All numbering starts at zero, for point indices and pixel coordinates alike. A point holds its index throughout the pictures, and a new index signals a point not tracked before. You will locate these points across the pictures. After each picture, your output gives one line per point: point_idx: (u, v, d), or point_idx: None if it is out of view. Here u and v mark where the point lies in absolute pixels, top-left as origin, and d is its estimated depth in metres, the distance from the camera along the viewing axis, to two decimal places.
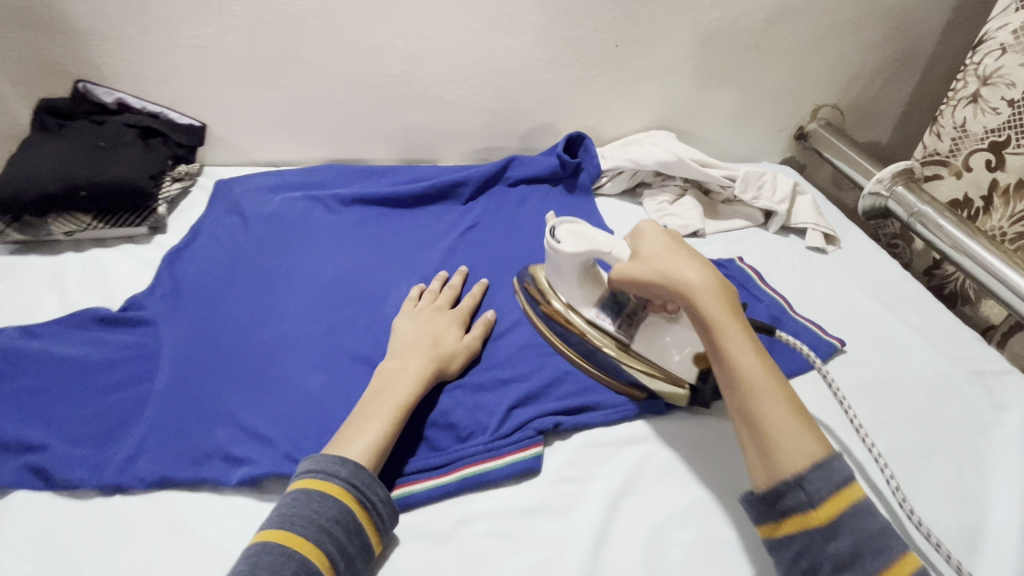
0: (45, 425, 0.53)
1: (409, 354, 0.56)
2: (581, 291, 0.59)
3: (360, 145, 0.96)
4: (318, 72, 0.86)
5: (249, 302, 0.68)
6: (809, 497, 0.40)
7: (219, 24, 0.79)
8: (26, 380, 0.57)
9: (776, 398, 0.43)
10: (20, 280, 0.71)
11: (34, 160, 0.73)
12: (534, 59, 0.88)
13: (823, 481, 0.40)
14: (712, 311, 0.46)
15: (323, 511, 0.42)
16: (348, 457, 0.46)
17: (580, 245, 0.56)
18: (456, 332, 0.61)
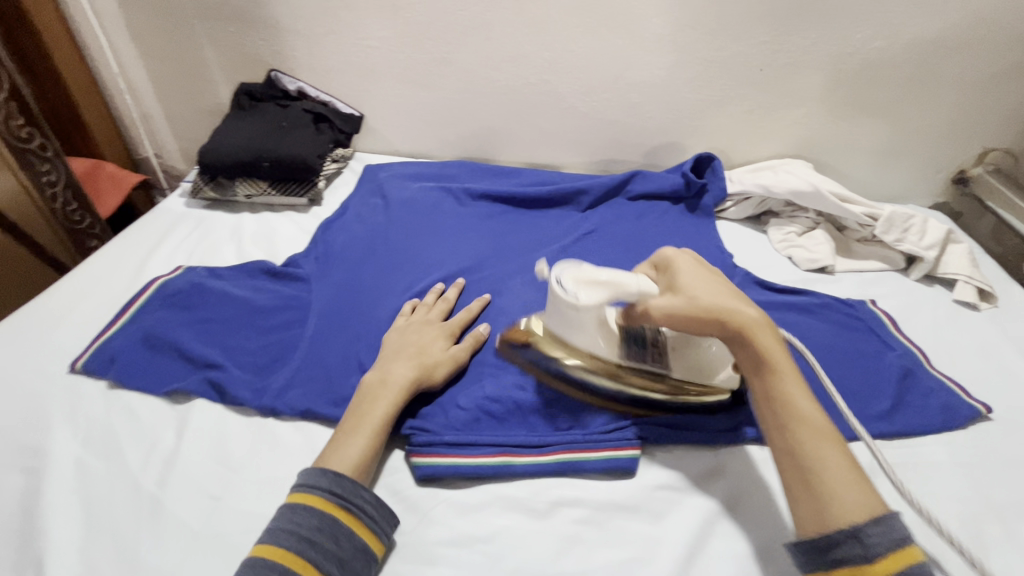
0: (222, 350, 0.64)
1: (391, 363, 0.58)
2: (603, 340, 0.54)
3: (492, 146, 1.03)
4: (466, 76, 0.93)
5: (385, 274, 0.76)
6: (864, 552, 0.39)
7: (390, 28, 0.90)
8: (211, 312, 0.69)
9: (834, 446, 0.43)
10: (209, 230, 0.85)
11: (232, 133, 0.88)
12: (673, 78, 0.89)
13: (880, 536, 0.39)
14: (733, 304, 0.49)
15: (308, 523, 0.46)
16: (332, 468, 0.49)
17: (581, 277, 0.52)
18: (442, 344, 0.61)
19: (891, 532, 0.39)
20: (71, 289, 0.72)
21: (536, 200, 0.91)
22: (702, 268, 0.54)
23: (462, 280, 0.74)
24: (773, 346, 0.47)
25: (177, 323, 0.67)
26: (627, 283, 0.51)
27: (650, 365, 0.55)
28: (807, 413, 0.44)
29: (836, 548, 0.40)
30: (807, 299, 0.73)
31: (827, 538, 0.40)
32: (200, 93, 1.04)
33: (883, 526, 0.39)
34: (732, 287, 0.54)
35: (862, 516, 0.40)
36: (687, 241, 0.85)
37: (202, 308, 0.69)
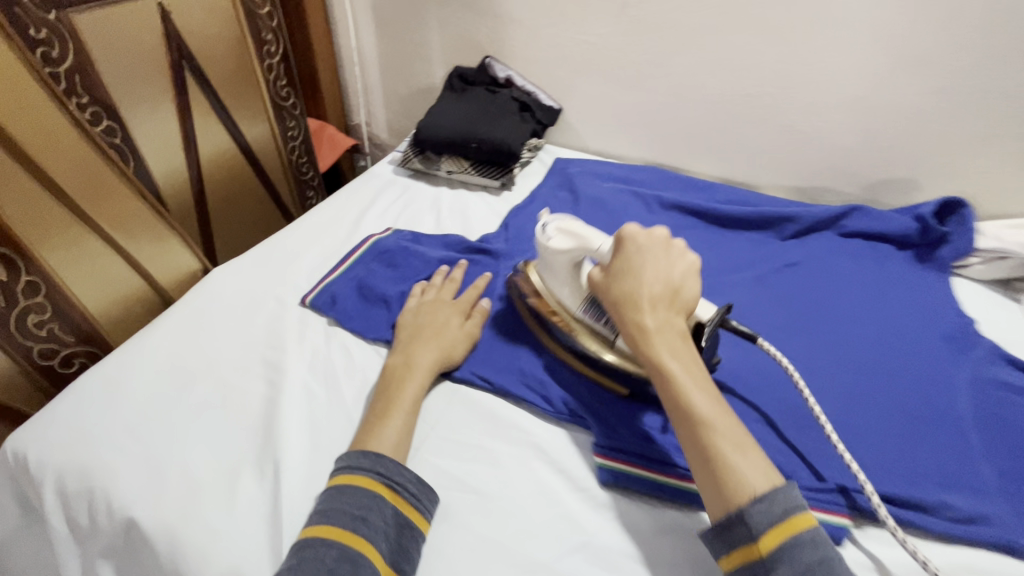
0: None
1: (412, 346, 0.60)
2: (570, 290, 0.61)
3: (687, 156, 0.98)
4: (681, 81, 0.90)
5: None
6: (750, 530, 0.41)
7: (613, 26, 0.89)
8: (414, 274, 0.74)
9: (730, 443, 0.43)
10: (412, 199, 0.92)
11: (446, 114, 0.93)
12: (930, 106, 0.77)
13: (765, 512, 0.41)
14: (642, 304, 0.50)
15: (354, 503, 0.46)
16: (371, 450, 0.50)
17: (569, 244, 0.60)
18: (456, 321, 0.64)
19: (772, 508, 0.41)
20: (303, 232, 0.83)
21: (733, 220, 0.85)
22: (643, 253, 0.53)
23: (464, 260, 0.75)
24: (676, 350, 0.48)
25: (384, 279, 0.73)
26: (597, 242, 0.58)
27: (603, 328, 0.58)
28: (704, 415, 0.44)
29: (728, 529, 0.42)
30: None
31: (722, 519, 0.42)
32: (416, 72, 1.13)
33: (765, 504, 0.41)
34: (675, 277, 0.52)
35: (747, 497, 0.41)
36: (914, 294, 0.74)
37: (406, 268, 0.75)
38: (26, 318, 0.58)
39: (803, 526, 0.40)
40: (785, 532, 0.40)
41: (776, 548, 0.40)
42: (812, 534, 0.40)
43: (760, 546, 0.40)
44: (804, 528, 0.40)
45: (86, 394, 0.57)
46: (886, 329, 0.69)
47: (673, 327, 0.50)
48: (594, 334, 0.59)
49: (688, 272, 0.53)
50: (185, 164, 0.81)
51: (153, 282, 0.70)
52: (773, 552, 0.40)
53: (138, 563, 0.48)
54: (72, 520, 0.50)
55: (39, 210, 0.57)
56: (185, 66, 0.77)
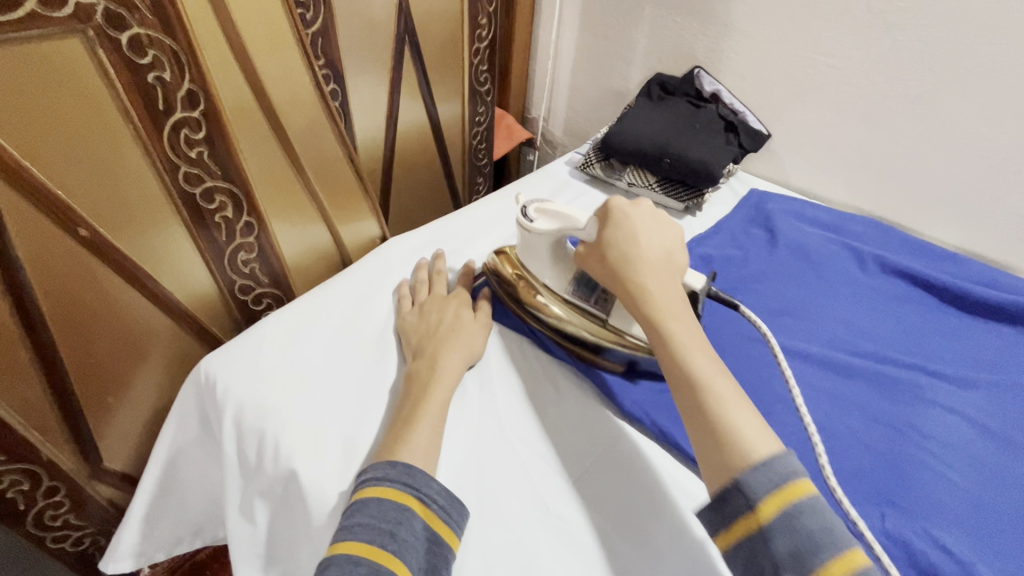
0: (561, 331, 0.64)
1: (434, 349, 0.56)
2: (555, 270, 0.62)
3: (921, 214, 0.82)
4: (941, 125, 0.75)
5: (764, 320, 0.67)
6: (747, 501, 0.38)
7: (867, 49, 0.76)
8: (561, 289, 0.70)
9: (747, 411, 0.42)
10: (587, 206, 0.87)
11: (643, 122, 0.87)
12: None
13: (762, 479, 0.38)
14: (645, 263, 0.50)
15: (375, 514, 0.42)
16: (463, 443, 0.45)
17: (549, 226, 0.59)
18: (466, 315, 0.61)
19: (769, 473, 0.38)
20: (475, 218, 0.82)
21: (979, 304, 0.69)
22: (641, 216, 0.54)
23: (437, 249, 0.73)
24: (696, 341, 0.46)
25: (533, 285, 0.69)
26: (571, 223, 0.58)
27: (593, 307, 0.60)
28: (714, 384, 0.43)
29: (725, 502, 0.39)
30: None
31: (717, 495, 0.40)
32: (611, 74, 1.07)
33: (763, 471, 0.39)
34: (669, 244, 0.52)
35: (744, 465, 0.39)
36: None
37: None
38: (237, 254, 0.63)
39: (801, 493, 0.38)
40: (785, 498, 0.37)
41: (775, 514, 0.37)
42: (813, 499, 0.38)
43: (757, 514, 0.38)
44: (802, 496, 0.38)
45: (268, 335, 0.60)
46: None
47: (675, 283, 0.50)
48: (586, 315, 0.60)
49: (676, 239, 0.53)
50: (384, 133, 0.84)
51: (339, 242, 0.74)
52: (773, 519, 0.37)
53: (290, 515, 0.49)
54: (242, 456, 0.53)
55: (269, 159, 0.61)
56: (406, 39, 0.79)
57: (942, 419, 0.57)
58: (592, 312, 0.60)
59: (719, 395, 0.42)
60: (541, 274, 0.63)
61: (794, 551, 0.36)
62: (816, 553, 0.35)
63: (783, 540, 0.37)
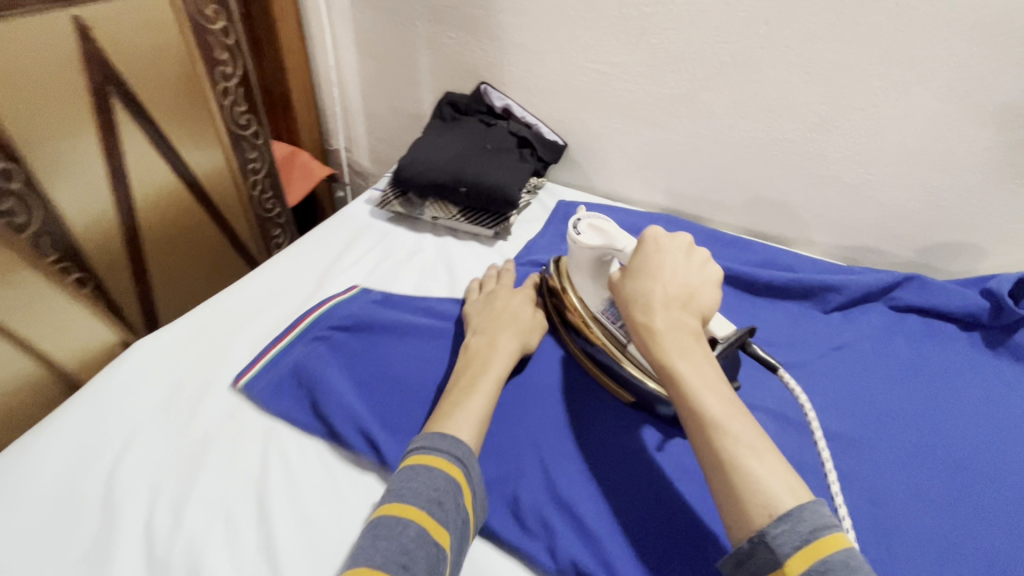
0: (380, 416, 0.56)
1: (496, 332, 0.61)
2: (595, 286, 0.62)
3: (709, 204, 0.87)
4: (706, 120, 0.78)
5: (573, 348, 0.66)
6: (781, 553, 0.38)
7: (631, 54, 0.77)
8: (373, 360, 0.62)
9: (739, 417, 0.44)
10: (390, 249, 0.79)
11: (434, 149, 0.80)
12: (1008, 163, 0.66)
13: (794, 531, 0.38)
14: (647, 291, 0.51)
15: (433, 490, 0.45)
16: (447, 437, 0.49)
17: (598, 243, 0.58)
18: (528, 311, 0.66)
19: (804, 524, 0.39)
20: (253, 289, 0.69)
21: (766, 286, 0.74)
22: (666, 256, 0.53)
23: (354, 287, 0.68)
24: (710, 382, 0.46)
25: (333, 363, 0.60)
26: (621, 243, 0.57)
27: (619, 332, 0.59)
28: (717, 413, 0.44)
29: (758, 558, 0.39)
30: None
31: (740, 550, 0.40)
32: (403, 96, 0.99)
33: (787, 524, 0.39)
34: (692, 284, 0.52)
35: (768, 517, 0.39)
36: (986, 393, 0.62)
37: (373, 336, 0.64)
38: None
39: (832, 547, 0.38)
40: (815, 555, 0.37)
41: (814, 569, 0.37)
42: (842, 555, 0.37)
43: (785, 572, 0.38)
44: (831, 551, 0.37)
45: None
46: (950, 439, 0.59)
47: (687, 327, 0.49)
48: (609, 336, 0.60)
49: (707, 280, 0.53)
50: (111, 209, 0.67)
51: (47, 360, 0.65)
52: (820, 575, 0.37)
53: None
54: None
55: None
56: (109, 89, 0.63)
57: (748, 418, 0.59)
58: (617, 336, 0.59)
59: (736, 435, 0.43)
60: (582, 288, 0.63)
61: None
62: None
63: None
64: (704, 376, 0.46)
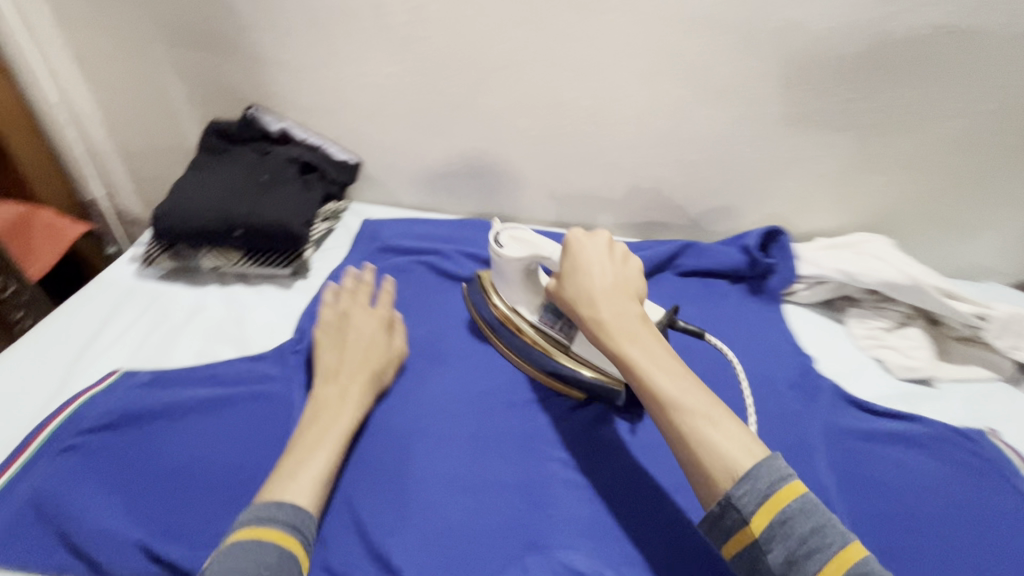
0: (153, 525, 0.49)
1: (348, 382, 0.57)
2: (526, 294, 0.63)
3: (513, 203, 0.88)
4: (489, 123, 0.78)
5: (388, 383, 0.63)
6: (741, 515, 0.41)
7: (400, 64, 0.74)
8: (141, 458, 0.53)
9: (671, 382, 0.47)
10: (163, 312, 0.68)
11: (199, 190, 0.71)
12: (740, 135, 0.75)
13: (750, 493, 0.41)
14: (595, 300, 0.53)
15: (290, 516, 0.45)
16: (285, 500, 0.46)
17: (523, 251, 0.61)
18: (382, 336, 0.63)
19: (764, 484, 0.41)
20: None
21: None
22: (589, 249, 0.57)
23: (115, 371, 0.58)
24: (660, 362, 0.49)
25: (88, 478, 0.51)
26: (546, 250, 0.60)
27: (559, 333, 0.61)
28: (666, 393, 0.47)
29: (722, 518, 0.42)
30: (912, 427, 0.61)
31: (714, 510, 0.43)
32: (162, 129, 0.86)
33: (749, 482, 0.41)
34: (620, 275, 0.55)
35: (732, 480, 0.42)
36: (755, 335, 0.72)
37: (145, 426, 0.55)
38: None
39: (790, 497, 0.40)
40: (777, 505, 0.40)
41: (767, 529, 0.40)
42: (800, 501, 0.40)
43: (750, 530, 0.40)
44: (790, 501, 0.40)
45: None
46: (724, 395, 0.66)
47: (632, 314, 0.52)
48: (551, 340, 0.61)
49: (632, 272, 0.57)
50: None
51: None
52: (766, 532, 0.40)
53: None
54: None
55: None
56: None
57: (562, 417, 0.61)
58: (555, 335, 0.61)
59: (692, 407, 0.45)
60: (513, 299, 0.64)
61: (789, 556, 0.39)
62: (812, 554, 0.38)
63: (780, 550, 0.39)
64: (685, 401, 0.46)
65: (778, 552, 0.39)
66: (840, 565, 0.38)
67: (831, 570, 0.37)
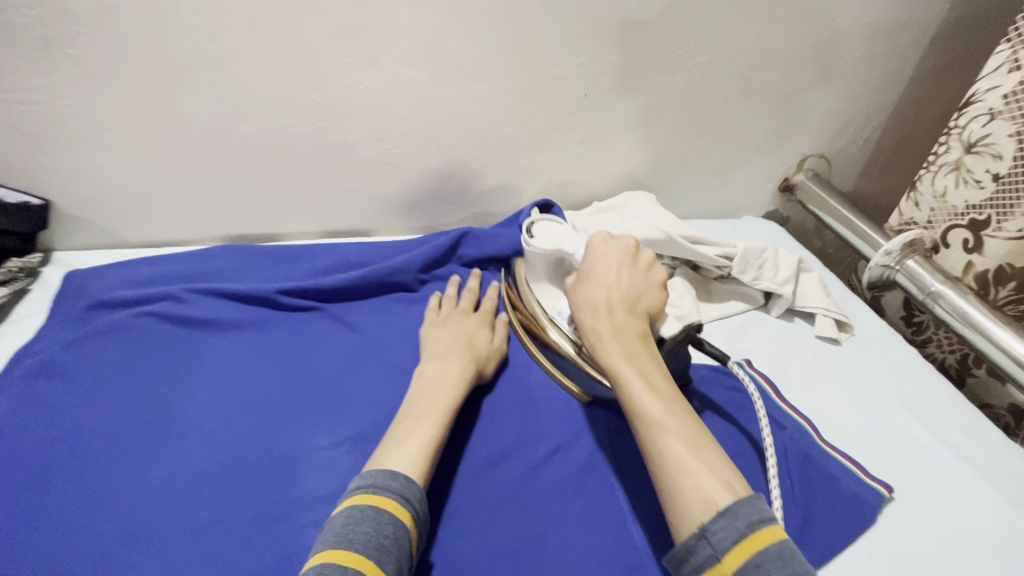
0: None
1: (448, 358, 0.60)
2: (555, 284, 0.65)
3: (272, 220, 0.77)
4: (205, 133, 0.66)
5: (89, 483, 0.50)
6: (713, 550, 0.36)
7: (51, 73, 0.57)
8: None
9: (658, 400, 0.44)
10: None
11: None
12: (492, 111, 0.72)
13: (725, 526, 0.37)
14: (594, 317, 0.50)
15: (403, 487, 0.45)
16: (398, 471, 0.46)
17: (549, 243, 0.62)
18: (486, 334, 0.65)
19: (736, 518, 0.37)
20: None
21: (341, 291, 0.69)
22: (602, 260, 0.54)
23: None
24: (655, 381, 0.45)
25: None
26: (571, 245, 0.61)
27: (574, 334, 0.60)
28: (655, 417, 0.43)
29: (691, 553, 0.38)
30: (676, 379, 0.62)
31: (685, 546, 0.38)
32: None
33: (728, 518, 0.37)
34: (637, 285, 0.52)
35: (708, 512, 0.38)
36: None
37: None
38: None
39: (770, 538, 0.36)
40: (752, 546, 0.35)
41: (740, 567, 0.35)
42: (780, 548, 0.35)
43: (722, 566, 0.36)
44: (771, 542, 0.36)
45: None
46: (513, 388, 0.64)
47: (635, 329, 0.49)
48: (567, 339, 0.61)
49: (652, 284, 0.54)
50: None
51: None
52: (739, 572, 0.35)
53: None
54: None
55: None
56: None
57: (325, 467, 0.53)
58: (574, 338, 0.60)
59: (650, 418, 0.43)
60: (538, 289, 0.66)
61: None
62: None
63: None
64: (673, 424, 0.42)
65: None
66: None
67: None
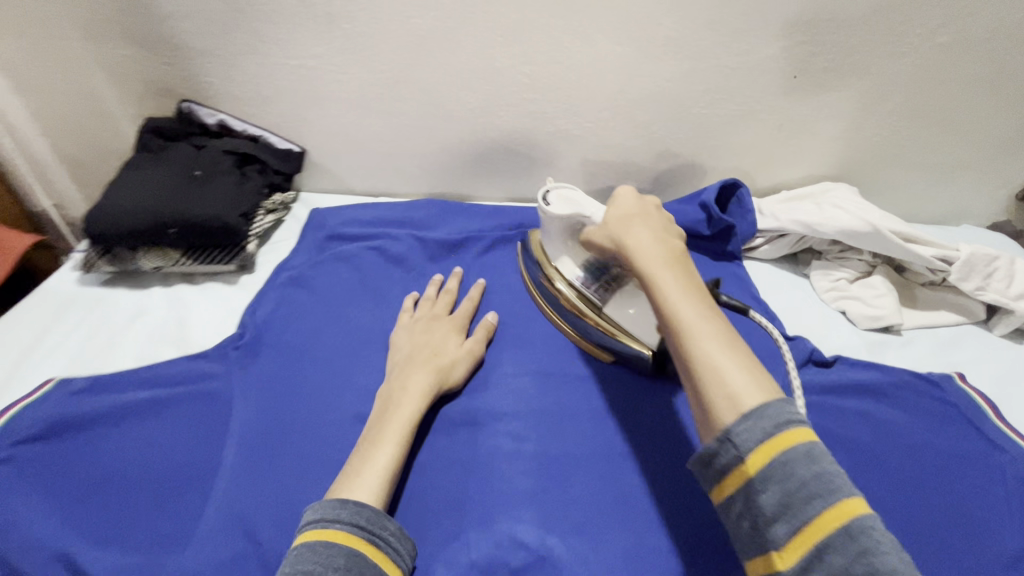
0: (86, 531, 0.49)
1: (408, 371, 0.56)
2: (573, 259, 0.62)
3: (468, 180, 0.86)
4: (430, 99, 0.76)
5: (328, 369, 0.61)
6: (737, 451, 0.35)
7: (329, 43, 0.71)
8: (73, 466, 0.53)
9: (699, 306, 0.40)
10: (105, 316, 0.67)
11: (127, 190, 0.68)
12: (690, 89, 0.72)
13: (750, 427, 0.35)
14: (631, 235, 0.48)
15: (354, 514, 0.44)
16: (347, 497, 0.45)
17: (567, 211, 0.58)
18: (456, 340, 0.62)
19: (761, 421, 0.35)
20: None
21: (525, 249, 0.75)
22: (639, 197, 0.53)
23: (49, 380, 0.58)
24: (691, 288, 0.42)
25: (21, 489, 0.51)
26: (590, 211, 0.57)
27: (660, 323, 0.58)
28: (688, 323, 0.40)
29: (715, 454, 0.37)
30: (876, 377, 0.58)
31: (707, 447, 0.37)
32: (98, 131, 0.83)
33: (753, 418, 0.35)
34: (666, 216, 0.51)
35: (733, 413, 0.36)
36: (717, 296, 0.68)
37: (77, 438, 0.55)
38: None
39: (799, 440, 0.34)
40: (778, 446, 0.34)
41: (766, 465, 0.34)
42: (807, 444, 0.34)
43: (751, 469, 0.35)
44: (795, 446, 0.34)
45: None
46: None
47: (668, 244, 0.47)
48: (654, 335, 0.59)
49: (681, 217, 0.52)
50: None
51: None
52: (763, 470, 0.34)
53: None
54: None
55: None
56: None
57: (511, 391, 0.59)
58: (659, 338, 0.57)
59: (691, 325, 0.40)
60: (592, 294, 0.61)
61: (785, 500, 0.33)
62: (814, 500, 0.32)
63: (777, 491, 0.34)
64: (708, 329, 0.39)
65: (772, 496, 0.34)
66: (838, 516, 0.32)
67: (830, 518, 0.32)
